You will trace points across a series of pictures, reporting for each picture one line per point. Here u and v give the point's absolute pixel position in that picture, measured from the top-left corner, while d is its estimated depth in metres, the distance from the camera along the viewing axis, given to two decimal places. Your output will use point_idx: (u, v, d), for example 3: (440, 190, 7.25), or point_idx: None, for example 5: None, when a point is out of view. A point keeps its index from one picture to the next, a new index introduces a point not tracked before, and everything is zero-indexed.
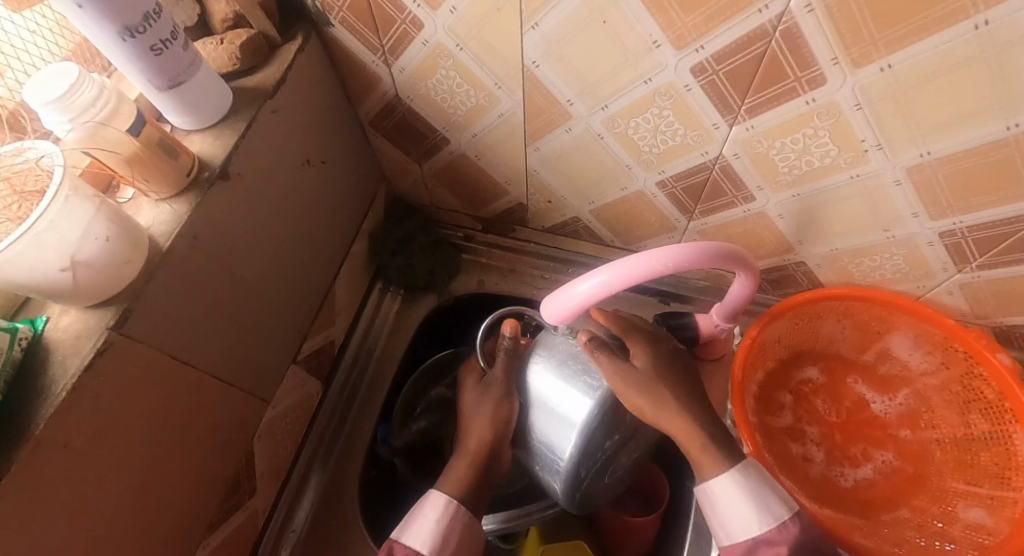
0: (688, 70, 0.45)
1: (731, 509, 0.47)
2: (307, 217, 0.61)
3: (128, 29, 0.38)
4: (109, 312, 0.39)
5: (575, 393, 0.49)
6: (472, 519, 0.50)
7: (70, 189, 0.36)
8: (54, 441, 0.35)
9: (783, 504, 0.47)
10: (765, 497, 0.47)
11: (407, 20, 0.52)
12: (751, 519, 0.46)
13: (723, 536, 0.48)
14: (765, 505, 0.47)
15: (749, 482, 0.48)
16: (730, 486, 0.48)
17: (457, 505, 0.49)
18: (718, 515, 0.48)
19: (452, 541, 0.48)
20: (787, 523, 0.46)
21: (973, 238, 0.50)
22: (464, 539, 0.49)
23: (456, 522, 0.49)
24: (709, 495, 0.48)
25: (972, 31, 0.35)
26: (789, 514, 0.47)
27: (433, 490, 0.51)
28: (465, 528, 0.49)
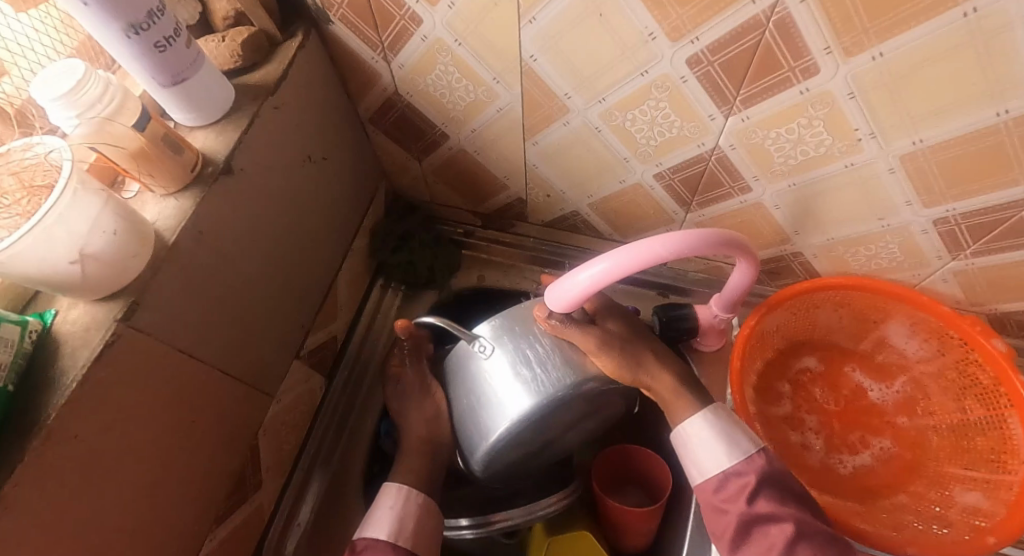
0: (684, 62, 0.46)
1: (705, 448, 0.52)
2: (308, 213, 0.62)
3: (133, 26, 0.39)
4: (117, 305, 0.39)
5: (521, 388, 0.51)
6: (428, 500, 0.56)
7: (79, 182, 0.37)
8: (65, 432, 0.36)
9: (753, 441, 0.51)
10: (735, 436, 0.52)
11: (406, 16, 0.52)
12: (722, 454, 0.51)
13: (696, 475, 0.52)
14: (735, 442, 0.51)
15: (722, 421, 0.53)
16: (704, 425, 0.53)
17: (410, 492, 0.55)
18: (692, 454, 0.53)
19: (414, 522, 0.54)
20: (754, 456, 0.50)
21: (967, 225, 0.51)
22: (424, 518, 0.55)
23: (413, 506, 0.55)
24: (686, 437, 0.53)
25: (960, 19, 0.35)
26: (757, 449, 0.51)
27: (387, 483, 0.57)
28: (422, 509, 0.55)
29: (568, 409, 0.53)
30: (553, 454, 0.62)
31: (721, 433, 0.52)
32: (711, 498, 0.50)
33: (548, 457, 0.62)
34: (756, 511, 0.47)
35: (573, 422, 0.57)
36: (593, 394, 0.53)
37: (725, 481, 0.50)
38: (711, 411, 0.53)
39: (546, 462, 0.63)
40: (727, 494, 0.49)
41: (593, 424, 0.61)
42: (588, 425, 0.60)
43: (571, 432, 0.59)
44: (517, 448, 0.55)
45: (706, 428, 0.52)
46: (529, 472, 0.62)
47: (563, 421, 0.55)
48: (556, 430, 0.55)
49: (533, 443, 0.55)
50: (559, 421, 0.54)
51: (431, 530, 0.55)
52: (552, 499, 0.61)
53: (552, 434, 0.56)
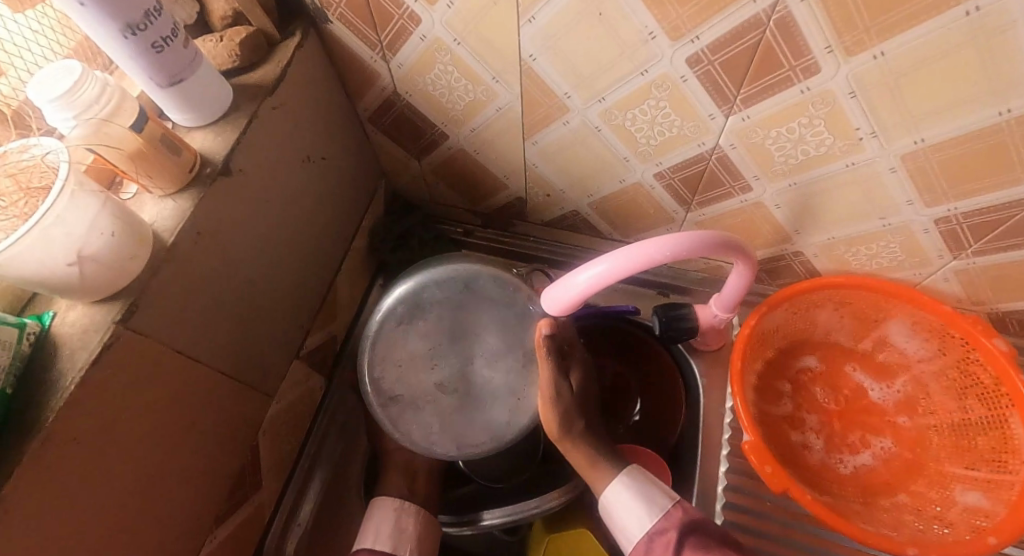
0: (684, 61, 0.46)
1: (625, 512, 0.54)
2: (308, 213, 0.62)
3: (130, 27, 0.38)
4: (115, 307, 0.39)
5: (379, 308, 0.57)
6: (403, 502, 0.60)
7: (76, 184, 0.37)
8: (64, 434, 0.36)
9: (667, 496, 0.55)
10: (652, 496, 0.54)
11: (404, 16, 0.52)
12: (642, 514, 0.54)
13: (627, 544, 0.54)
14: (652, 500, 0.54)
15: (635, 484, 0.55)
16: (620, 492, 0.55)
17: (380, 499, 0.60)
18: (617, 523, 0.55)
19: (391, 525, 0.58)
20: (670, 510, 0.53)
21: (969, 224, 0.51)
22: (405, 521, 0.59)
23: (390, 511, 0.59)
24: (608, 504, 0.55)
25: (963, 17, 0.35)
26: (672, 503, 0.54)
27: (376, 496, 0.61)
28: (398, 511, 0.59)
29: (403, 339, 0.55)
30: (497, 381, 0.56)
31: (638, 494, 0.55)
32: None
33: (495, 390, 0.56)
34: None
35: (443, 347, 0.56)
36: (416, 319, 0.55)
37: (652, 541, 0.52)
38: (625, 475, 0.56)
39: (502, 399, 0.56)
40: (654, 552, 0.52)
41: (502, 335, 0.55)
42: (487, 339, 0.55)
43: (472, 354, 0.56)
44: (416, 399, 0.56)
45: (624, 494, 0.55)
46: (488, 419, 0.55)
47: (426, 353, 0.56)
48: (432, 363, 0.56)
49: (428, 385, 0.56)
50: (417, 355, 0.56)
51: (415, 530, 0.59)
52: (551, 495, 0.60)
53: (435, 368, 0.56)
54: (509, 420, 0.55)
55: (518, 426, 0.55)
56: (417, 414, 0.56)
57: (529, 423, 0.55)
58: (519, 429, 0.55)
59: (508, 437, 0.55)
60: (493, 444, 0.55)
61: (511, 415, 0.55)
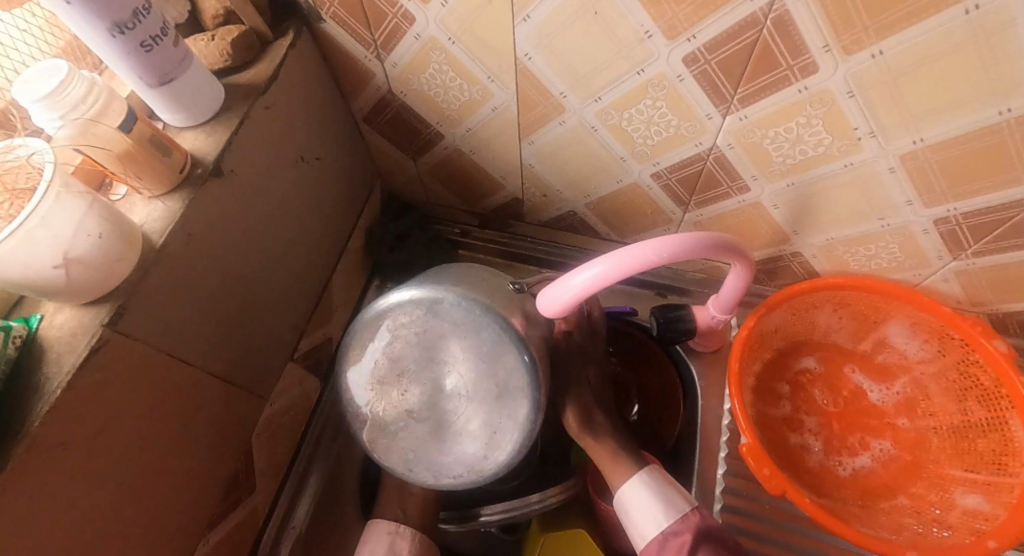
0: (680, 60, 0.45)
1: (643, 512, 0.51)
2: (302, 213, 0.61)
3: (118, 26, 0.38)
4: (103, 310, 0.39)
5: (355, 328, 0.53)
6: (398, 525, 0.57)
7: (62, 185, 0.36)
8: (50, 439, 0.35)
9: (687, 499, 0.52)
10: (670, 499, 0.51)
11: (398, 15, 0.52)
12: (660, 516, 0.50)
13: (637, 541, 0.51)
14: (670, 503, 0.51)
15: (655, 483, 0.52)
16: (639, 489, 0.52)
17: (374, 522, 0.57)
18: (631, 520, 0.52)
19: (384, 549, 0.56)
20: (689, 514, 0.50)
21: (968, 225, 0.50)
22: (401, 544, 0.57)
23: (385, 534, 0.57)
24: (624, 501, 0.52)
25: (962, 15, 0.35)
26: (691, 507, 0.51)
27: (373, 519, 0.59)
28: (393, 535, 0.57)
29: (372, 363, 0.51)
30: (471, 413, 0.50)
31: (657, 493, 0.52)
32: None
33: (470, 422, 0.50)
34: None
35: (411, 373, 0.50)
36: (382, 344, 0.50)
37: (666, 541, 0.49)
38: (646, 473, 0.53)
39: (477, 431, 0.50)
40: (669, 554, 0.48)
41: (474, 364, 0.49)
42: (457, 369, 0.49)
43: (441, 383, 0.50)
44: (388, 425, 0.52)
45: (642, 491, 0.52)
46: (464, 452, 0.51)
47: (394, 378, 0.51)
48: (402, 389, 0.51)
49: (399, 412, 0.51)
50: (385, 380, 0.51)
51: (410, 553, 0.57)
52: (551, 491, 0.60)
53: (405, 395, 0.51)
54: (485, 455, 0.50)
55: (495, 461, 0.51)
56: (393, 439, 0.53)
57: (507, 458, 0.50)
58: (496, 464, 0.51)
59: (487, 471, 0.51)
60: (471, 477, 0.52)
61: (487, 449, 0.50)
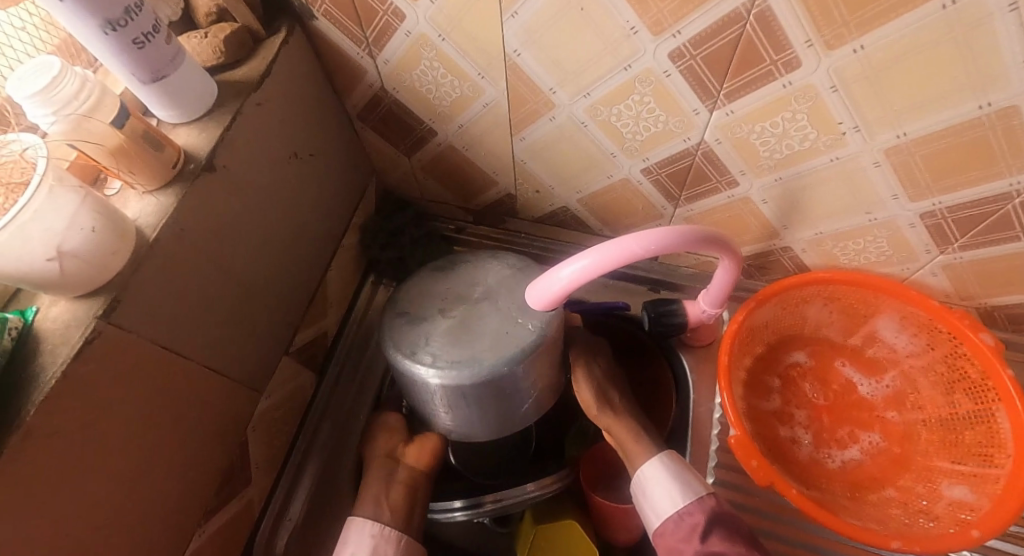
0: (666, 56, 0.46)
1: (660, 491, 0.53)
2: (295, 209, 0.62)
3: (110, 23, 0.39)
4: (97, 301, 0.40)
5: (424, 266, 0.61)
6: (382, 527, 0.55)
7: (54, 179, 0.37)
8: (45, 427, 0.36)
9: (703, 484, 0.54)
10: (688, 480, 0.54)
11: (389, 11, 0.52)
12: (677, 496, 0.53)
13: (654, 519, 0.53)
14: (688, 484, 0.53)
15: (674, 464, 0.54)
16: (659, 468, 0.54)
17: (356, 523, 0.55)
18: (649, 498, 0.54)
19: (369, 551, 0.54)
20: (704, 497, 0.53)
21: (954, 218, 0.51)
22: (385, 548, 0.54)
23: (368, 536, 0.55)
24: (644, 479, 0.54)
25: (940, 10, 0.35)
26: (707, 491, 0.53)
27: (352, 519, 0.56)
28: (378, 537, 0.55)
29: (429, 279, 0.58)
30: (493, 314, 0.53)
31: (673, 476, 0.54)
32: (670, 539, 0.52)
33: (489, 320, 0.52)
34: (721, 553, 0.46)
35: (459, 283, 0.56)
36: (447, 266, 0.59)
37: (681, 521, 0.52)
38: (665, 455, 0.55)
39: (491, 329, 0.51)
40: (682, 535, 0.51)
41: (514, 282, 0.55)
42: (501, 282, 0.55)
43: (484, 290, 0.55)
44: (417, 318, 0.54)
45: (661, 470, 0.54)
46: (474, 343, 0.51)
47: (441, 288, 0.56)
48: (445, 296, 0.55)
49: (433, 311, 0.54)
50: (435, 290, 0.57)
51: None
52: (546, 480, 0.61)
53: (446, 296, 0.55)
54: (491, 346, 0.50)
55: (499, 353, 0.49)
56: (411, 333, 0.53)
57: (512, 350, 0.49)
58: (496, 358, 0.49)
59: (484, 363, 0.49)
60: (467, 368, 0.49)
61: (495, 343, 0.50)
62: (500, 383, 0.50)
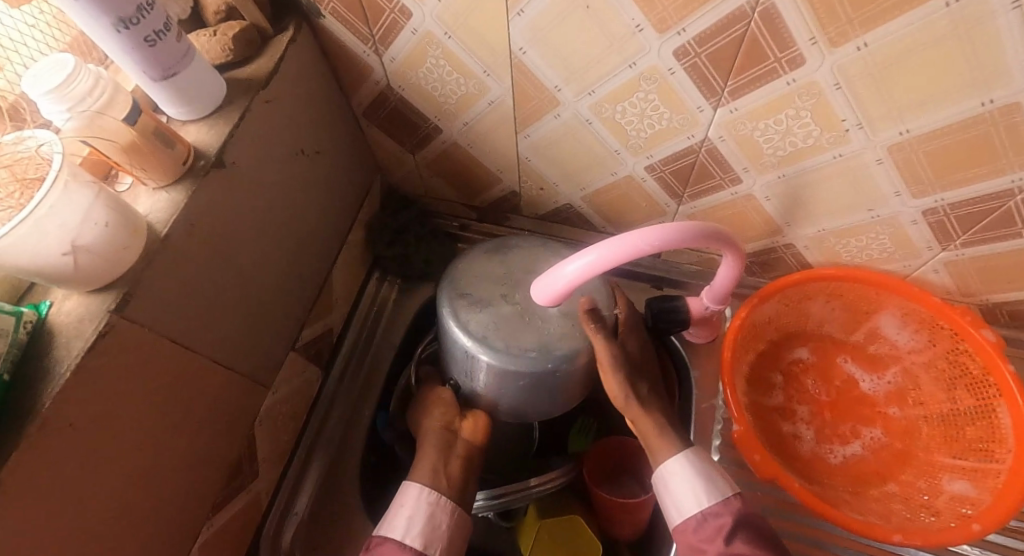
0: (671, 53, 0.46)
1: (682, 488, 0.52)
2: (301, 206, 0.62)
3: (123, 21, 0.39)
4: (109, 296, 0.40)
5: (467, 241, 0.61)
6: (439, 495, 0.53)
7: (69, 175, 0.37)
8: (59, 419, 0.37)
9: (729, 484, 0.53)
10: (713, 479, 0.52)
11: (395, 10, 0.53)
12: (700, 494, 0.52)
13: (675, 516, 0.52)
14: (712, 482, 0.52)
15: (700, 463, 0.53)
16: (684, 466, 0.53)
17: (413, 487, 0.53)
18: (671, 495, 0.53)
19: (425, 518, 0.52)
20: (730, 498, 0.51)
21: (956, 215, 0.51)
22: (440, 517, 0.52)
23: (425, 503, 0.52)
24: (667, 475, 0.53)
25: (942, 8, 0.36)
26: (733, 492, 0.52)
27: (405, 484, 0.54)
28: (434, 505, 0.53)
29: (483, 257, 0.58)
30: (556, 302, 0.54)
31: (698, 474, 0.53)
32: (690, 537, 0.51)
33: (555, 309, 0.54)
34: None
35: (516, 265, 0.57)
36: (499, 245, 0.59)
37: (704, 520, 0.51)
38: (691, 452, 0.54)
39: (558, 318, 0.53)
40: (705, 534, 0.50)
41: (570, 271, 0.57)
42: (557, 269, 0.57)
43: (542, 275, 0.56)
44: (480, 298, 0.54)
45: (685, 468, 0.53)
46: (540, 333, 0.52)
47: (498, 269, 0.57)
48: (504, 277, 0.56)
49: (498, 291, 0.55)
50: (496, 269, 0.57)
51: (449, 529, 0.52)
52: (549, 475, 0.62)
53: (505, 278, 0.56)
54: (561, 337, 0.52)
55: (561, 350, 0.52)
56: (477, 315, 0.53)
57: (573, 350, 0.52)
58: (569, 351, 0.52)
59: (557, 354, 0.51)
60: (541, 357, 0.51)
61: (564, 333, 0.53)
62: (553, 378, 0.53)
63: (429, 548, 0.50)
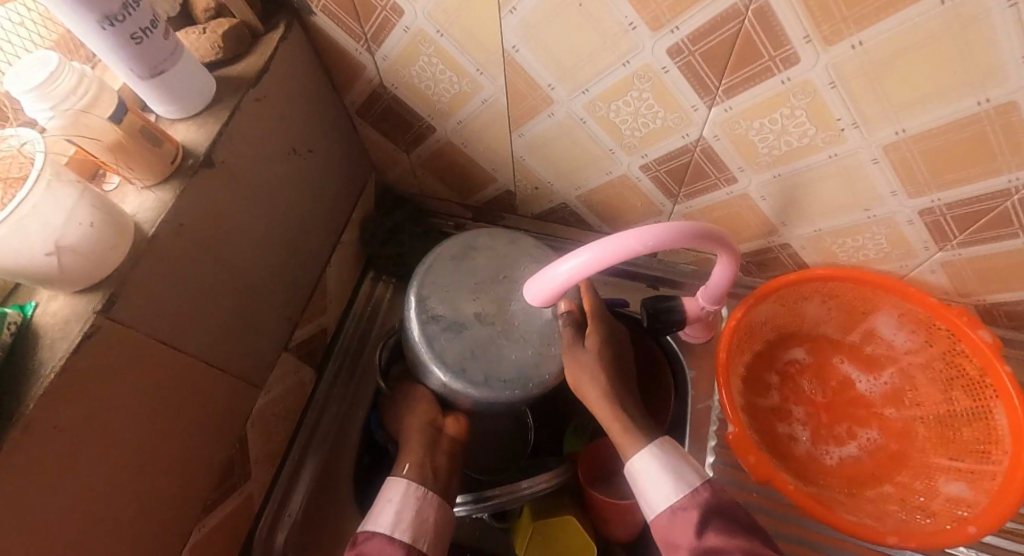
0: (665, 51, 0.46)
1: (653, 484, 0.49)
2: (294, 205, 0.62)
3: (107, 18, 0.39)
4: (96, 296, 0.40)
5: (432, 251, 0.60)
6: (426, 490, 0.52)
7: (53, 174, 0.37)
8: (43, 421, 0.36)
9: (698, 473, 0.49)
10: (682, 471, 0.49)
11: (387, 8, 0.52)
12: (670, 490, 0.48)
13: (649, 515, 0.49)
14: (683, 477, 0.49)
15: (667, 455, 0.50)
16: (650, 460, 0.50)
17: (399, 481, 0.52)
18: (642, 492, 0.50)
19: (414, 512, 0.51)
20: (700, 488, 0.48)
21: (952, 215, 0.51)
22: (427, 511, 0.52)
23: (413, 497, 0.52)
24: (635, 473, 0.50)
25: (937, 6, 0.35)
26: (703, 481, 0.49)
27: (391, 479, 0.53)
28: (421, 500, 0.52)
29: (452, 273, 0.58)
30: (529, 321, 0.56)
31: (666, 467, 0.50)
32: (665, 533, 0.48)
33: (527, 329, 0.55)
34: (704, 544, 0.45)
35: (485, 282, 0.58)
36: (467, 258, 0.59)
37: (675, 516, 0.47)
38: (658, 446, 0.51)
39: (532, 341, 0.55)
40: (677, 530, 0.47)
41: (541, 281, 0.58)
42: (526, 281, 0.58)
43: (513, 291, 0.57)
44: (455, 324, 0.55)
45: (652, 463, 0.50)
46: (514, 360, 0.54)
47: (468, 286, 0.57)
48: (476, 297, 0.57)
49: (469, 315, 0.56)
50: (465, 288, 0.57)
51: (436, 524, 0.52)
52: (543, 477, 0.60)
53: (476, 298, 0.57)
54: (537, 361, 0.54)
55: (538, 375, 0.54)
56: (453, 346, 0.54)
57: (548, 373, 0.54)
58: (545, 375, 0.54)
59: (534, 380, 0.54)
60: (520, 385, 0.54)
61: (538, 357, 0.55)
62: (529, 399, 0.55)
63: (418, 542, 0.50)
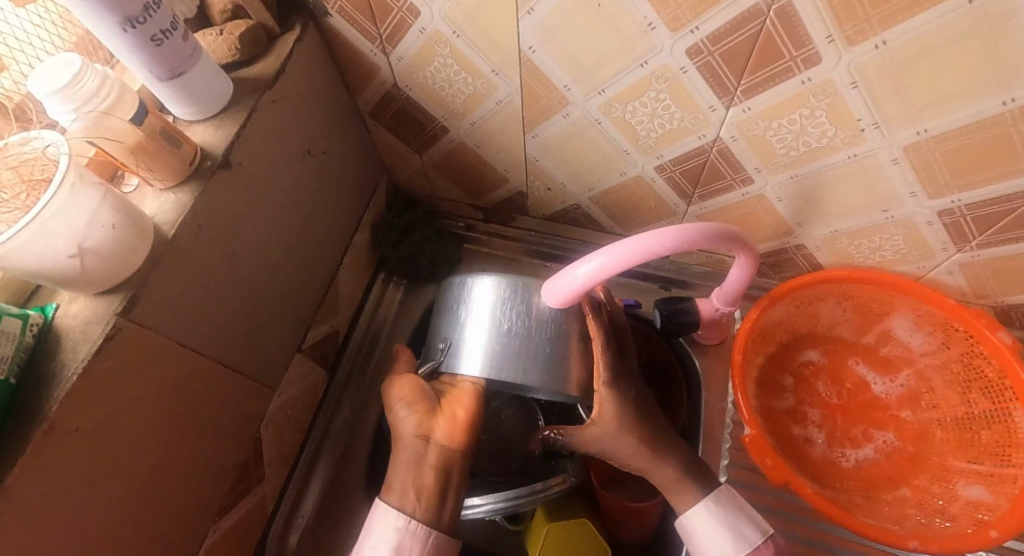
0: (684, 52, 0.46)
1: (710, 539, 0.51)
2: (307, 206, 0.62)
3: (129, 20, 0.39)
4: (116, 298, 0.40)
5: None
6: (410, 520, 0.46)
7: (76, 176, 0.37)
8: (66, 423, 0.36)
9: (758, 529, 0.51)
10: (740, 527, 0.51)
11: (403, 9, 0.52)
12: (728, 545, 0.50)
13: None
14: (740, 532, 0.50)
15: (724, 509, 0.51)
16: (706, 515, 0.51)
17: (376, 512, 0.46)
18: (697, 545, 0.51)
19: (394, 548, 0.45)
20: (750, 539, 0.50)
21: (972, 216, 0.50)
22: (410, 545, 0.45)
23: (393, 529, 0.46)
24: (690, 526, 0.52)
25: (965, 6, 0.35)
26: (763, 538, 0.50)
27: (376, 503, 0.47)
28: (405, 532, 0.46)
29: None
30: None
31: (723, 522, 0.51)
32: None
33: None
34: None
35: None
36: None
37: None
38: (713, 499, 0.51)
39: None
40: None
41: None
42: None
43: None
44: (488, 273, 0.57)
45: (709, 517, 0.51)
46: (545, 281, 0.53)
47: None
48: None
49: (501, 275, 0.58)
50: None
51: None
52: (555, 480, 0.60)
53: None
54: None
55: None
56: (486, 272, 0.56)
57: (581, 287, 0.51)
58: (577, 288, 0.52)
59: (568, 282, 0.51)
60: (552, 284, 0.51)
61: None
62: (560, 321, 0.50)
63: None
